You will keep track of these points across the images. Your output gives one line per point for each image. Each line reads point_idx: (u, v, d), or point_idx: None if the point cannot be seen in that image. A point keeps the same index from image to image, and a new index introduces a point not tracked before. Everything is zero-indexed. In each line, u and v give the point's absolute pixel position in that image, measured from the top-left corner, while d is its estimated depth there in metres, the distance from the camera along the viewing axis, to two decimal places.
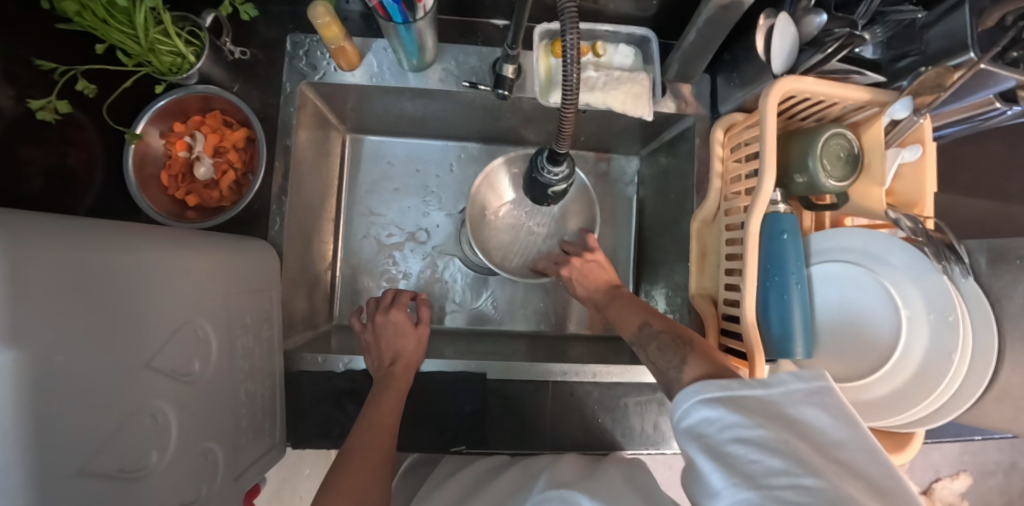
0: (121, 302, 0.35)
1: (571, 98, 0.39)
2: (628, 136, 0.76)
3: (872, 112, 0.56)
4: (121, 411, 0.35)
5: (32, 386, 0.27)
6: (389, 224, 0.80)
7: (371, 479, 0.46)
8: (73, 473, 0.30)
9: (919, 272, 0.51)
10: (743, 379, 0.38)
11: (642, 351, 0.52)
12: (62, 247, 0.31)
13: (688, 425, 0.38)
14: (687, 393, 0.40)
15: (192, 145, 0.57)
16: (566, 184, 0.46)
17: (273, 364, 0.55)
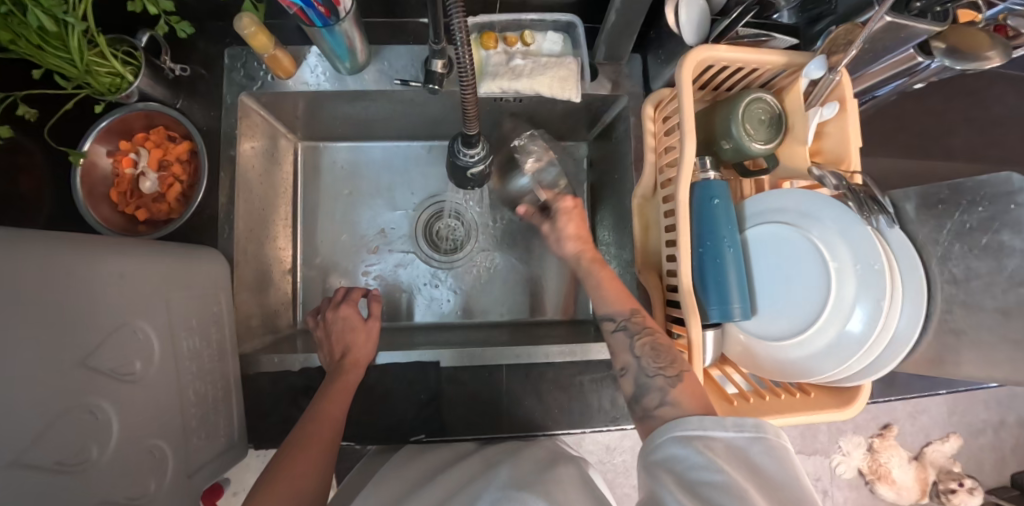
0: (56, 303, 0.37)
1: (469, 82, 0.41)
2: (572, 122, 0.77)
3: (792, 75, 0.57)
4: (57, 409, 0.36)
5: None
6: (348, 228, 0.81)
7: (315, 467, 0.48)
8: (13, 463, 0.32)
9: (846, 225, 0.52)
10: (717, 421, 0.41)
11: (627, 340, 0.52)
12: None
13: (657, 456, 0.41)
14: (663, 426, 0.43)
15: (137, 161, 0.59)
16: (484, 165, 0.47)
17: (226, 365, 0.56)
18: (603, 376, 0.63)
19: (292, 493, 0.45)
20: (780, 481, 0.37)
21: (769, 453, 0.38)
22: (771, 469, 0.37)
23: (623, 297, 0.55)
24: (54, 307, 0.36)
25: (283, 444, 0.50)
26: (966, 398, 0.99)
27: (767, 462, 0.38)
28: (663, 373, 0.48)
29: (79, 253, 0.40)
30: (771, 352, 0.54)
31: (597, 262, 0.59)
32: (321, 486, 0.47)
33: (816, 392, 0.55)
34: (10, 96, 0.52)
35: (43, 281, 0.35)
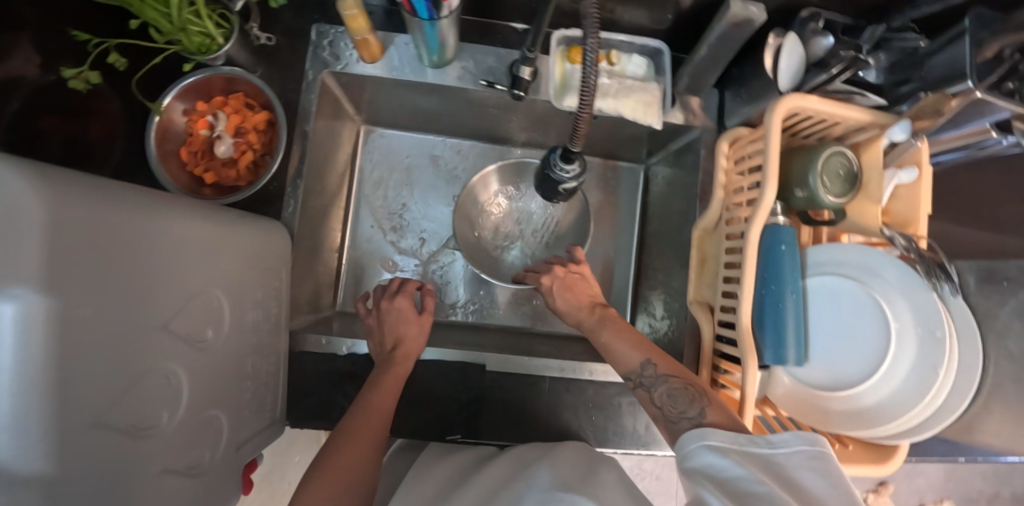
0: (143, 265, 0.37)
1: (587, 101, 0.41)
2: (635, 144, 0.78)
3: (872, 134, 0.58)
4: (133, 372, 0.36)
5: (58, 337, 0.29)
6: (398, 217, 0.81)
7: (365, 455, 0.48)
8: (90, 424, 0.32)
9: (910, 287, 0.53)
10: (751, 436, 0.42)
11: (647, 395, 0.51)
12: (90, 205, 0.32)
13: (692, 466, 0.41)
14: (693, 436, 0.43)
15: (214, 124, 0.59)
16: (576, 183, 0.48)
17: (279, 340, 0.56)
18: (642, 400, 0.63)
19: (341, 482, 0.45)
20: (818, 492, 0.37)
21: (808, 466, 0.39)
22: (810, 480, 0.38)
23: (636, 347, 0.55)
24: (136, 271, 0.36)
25: (334, 430, 0.49)
26: (965, 470, 1.01)
27: (806, 475, 0.38)
28: (686, 416, 0.47)
29: (162, 216, 0.39)
30: (819, 401, 0.55)
31: (596, 322, 0.61)
32: (372, 476, 0.47)
33: (854, 445, 0.56)
34: (105, 42, 0.52)
35: (125, 244, 0.35)
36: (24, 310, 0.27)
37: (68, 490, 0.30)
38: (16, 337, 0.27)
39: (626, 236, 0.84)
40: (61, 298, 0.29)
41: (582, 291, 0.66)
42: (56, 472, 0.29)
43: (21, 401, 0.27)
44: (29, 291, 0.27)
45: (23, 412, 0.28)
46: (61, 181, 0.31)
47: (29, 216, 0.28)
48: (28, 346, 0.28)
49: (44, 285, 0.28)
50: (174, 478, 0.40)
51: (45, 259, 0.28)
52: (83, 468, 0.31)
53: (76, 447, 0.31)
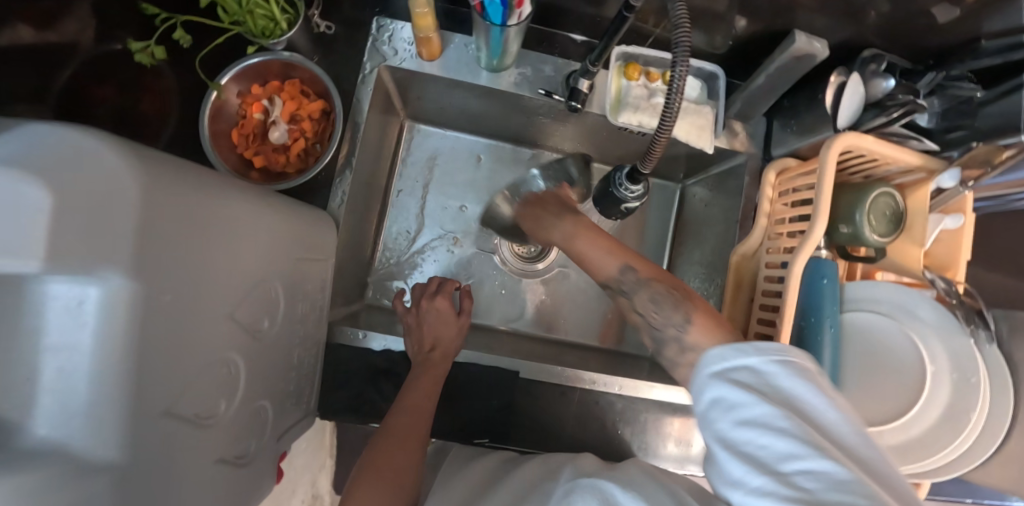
0: (217, 252, 0.36)
1: (668, 124, 0.41)
2: (676, 164, 0.78)
3: (919, 177, 0.58)
4: (200, 360, 0.36)
5: (141, 324, 0.29)
6: (432, 214, 0.80)
7: (413, 454, 0.48)
8: (161, 412, 0.32)
9: (948, 332, 0.54)
10: (737, 348, 0.37)
11: (631, 300, 0.51)
12: (176, 191, 0.32)
13: (701, 401, 0.37)
14: (704, 364, 0.39)
15: (269, 109, 0.59)
16: (639, 203, 0.48)
17: (319, 332, 0.56)
18: (668, 418, 0.64)
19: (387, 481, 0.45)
20: (821, 410, 0.32)
21: (785, 373, 0.34)
22: (800, 390, 0.33)
23: (610, 254, 0.53)
24: (209, 259, 0.35)
25: (378, 428, 0.50)
26: None
27: (790, 384, 0.34)
28: (672, 324, 0.46)
29: (232, 205, 0.38)
30: None
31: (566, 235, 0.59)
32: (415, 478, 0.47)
33: None
34: (172, 18, 0.51)
35: (200, 233, 0.34)
36: (108, 295, 0.27)
37: (136, 482, 0.29)
38: (100, 323, 0.27)
39: (656, 253, 0.85)
40: (145, 284, 0.29)
41: (544, 210, 0.64)
42: (127, 462, 0.29)
43: (99, 388, 0.27)
44: (115, 277, 0.27)
45: (106, 397, 0.27)
46: (154, 166, 0.30)
47: (124, 202, 0.27)
48: (109, 333, 0.27)
49: (132, 270, 0.28)
50: (226, 468, 0.40)
51: (136, 245, 0.28)
52: (150, 457, 0.31)
53: (147, 435, 0.30)
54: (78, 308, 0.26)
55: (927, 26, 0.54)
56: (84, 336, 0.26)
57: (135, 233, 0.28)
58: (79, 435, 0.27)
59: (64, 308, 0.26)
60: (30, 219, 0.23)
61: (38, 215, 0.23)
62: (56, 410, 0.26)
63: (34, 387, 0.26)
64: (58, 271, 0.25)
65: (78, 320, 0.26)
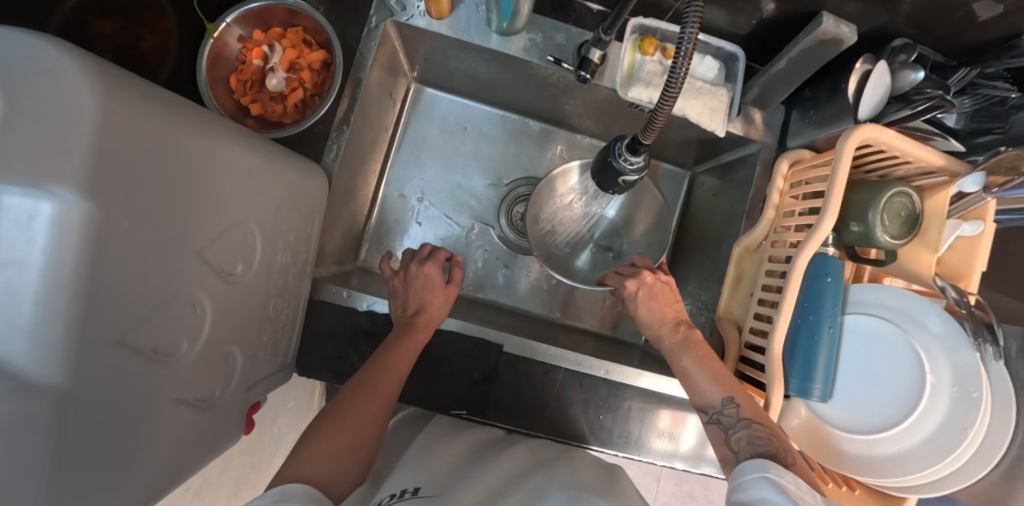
0: (188, 186, 0.35)
1: (673, 94, 0.38)
2: (688, 149, 0.75)
3: (941, 180, 0.55)
4: (161, 295, 0.35)
5: (94, 245, 0.28)
6: (435, 182, 0.79)
7: (374, 417, 0.47)
8: (111, 341, 0.31)
9: (953, 344, 0.51)
10: (814, 491, 0.39)
11: (723, 433, 0.49)
12: (140, 115, 0.30)
13: (742, 497, 0.40)
14: (755, 469, 0.42)
15: (268, 56, 0.57)
16: (638, 176, 0.46)
17: (301, 286, 0.55)
18: (653, 408, 0.62)
19: (344, 442, 0.44)
20: None
21: None
22: None
23: (716, 381, 0.52)
24: (179, 194, 0.34)
25: (347, 385, 0.49)
26: None
27: None
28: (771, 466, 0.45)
29: (208, 143, 0.37)
30: (835, 440, 0.54)
31: (689, 342, 0.57)
32: (372, 443, 0.46)
33: (861, 491, 0.54)
34: None
35: (169, 164, 0.33)
36: (60, 213, 0.26)
37: (81, 406, 0.29)
38: (51, 240, 0.26)
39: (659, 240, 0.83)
40: (102, 207, 0.28)
41: (669, 303, 0.62)
42: (70, 385, 0.28)
43: (46, 305, 0.26)
44: (70, 194, 0.26)
45: (47, 317, 0.26)
46: (118, 88, 0.29)
47: (79, 120, 0.26)
48: (60, 252, 0.26)
49: (88, 190, 0.27)
50: (184, 409, 0.40)
51: (90, 163, 0.27)
52: (97, 387, 0.30)
53: (96, 362, 0.30)
54: (29, 223, 0.25)
55: (967, 20, 0.50)
56: (34, 252, 0.26)
57: (90, 152, 0.27)
58: (23, 352, 0.26)
59: (13, 220, 0.25)
60: None
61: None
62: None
63: None
64: (6, 180, 0.24)
65: (30, 234, 0.25)
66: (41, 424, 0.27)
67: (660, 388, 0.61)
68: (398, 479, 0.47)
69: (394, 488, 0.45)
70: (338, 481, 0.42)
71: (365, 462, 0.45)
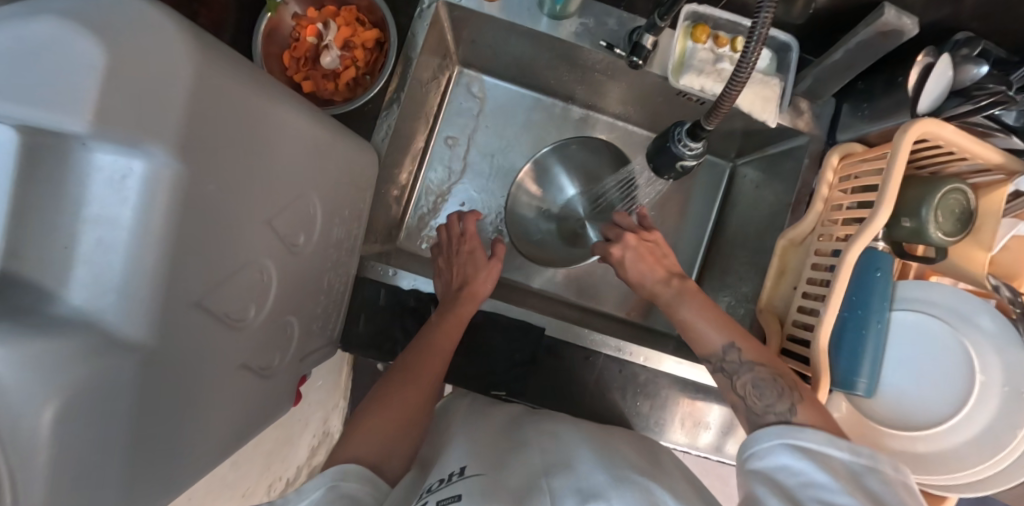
0: (264, 154, 0.36)
1: (740, 81, 0.38)
2: (731, 140, 0.75)
3: (996, 178, 0.54)
4: (236, 260, 0.35)
5: (181, 205, 0.28)
6: (475, 166, 0.79)
7: (418, 393, 0.50)
8: (190, 302, 0.32)
9: (1004, 344, 0.51)
10: (838, 444, 0.39)
11: (727, 379, 0.50)
12: (228, 79, 0.31)
13: (764, 462, 0.40)
14: (769, 434, 0.42)
15: (322, 34, 0.57)
16: (696, 162, 0.46)
17: (351, 262, 0.56)
18: (691, 397, 0.64)
19: (390, 423, 0.46)
20: None
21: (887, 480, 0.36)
22: (886, 492, 0.35)
23: (721, 328, 0.52)
24: (257, 162, 0.35)
25: (393, 369, 0.51)
26: None
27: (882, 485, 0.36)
28: (771, 408, 0.45)
29: (282, 113, 0.37)
30: (878, 437, 0.54)
31: (684, 294, 0.57)
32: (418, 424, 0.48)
33: None
34: None
35: (252, 132, 0.34)
36: (151, 172, 0.27)
37: (161, 364, 0.30)
38: (142, 198, 0.27)
39: (696, 231, 0.83)
40: (189, 167, 0.28)
41: (659, 261, 0.62)
42: (151, 342, 0.29)
43: (136, 262, 0.27)
44: (161, 154, 0.26)
45: (135, 273, 0.27)
46: (210, 52, 0.29)
47: (177, 80, 0.26)
48: (149, 211, 0.27)
49: (177, 149, 0.27)
50: (249, 375, 0.41)
51: (182, 123, 0.27)
52: (176, 348, 0.31)
53: (178, 322, 0.31)
54: (121, 182, 0.26)
55: None
56: (125, 209, 0.27)
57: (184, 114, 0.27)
58: (111, 307, 0.27)
59: (108, 178, 0.26)
60: (81, 73, 0.22)
61: (84, 72, 0.22)
62: (89, 279, 0.27)
63: (73, 255, 0.26)
64: (101, 140, 0.24)
65: (122, 192, 0.26)
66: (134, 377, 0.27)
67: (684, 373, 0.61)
68: (447, 461, 0.44)
69: (441, 472, 0.42)
70: (386, 460, 0.43)
71: (411, 442, 0.47)
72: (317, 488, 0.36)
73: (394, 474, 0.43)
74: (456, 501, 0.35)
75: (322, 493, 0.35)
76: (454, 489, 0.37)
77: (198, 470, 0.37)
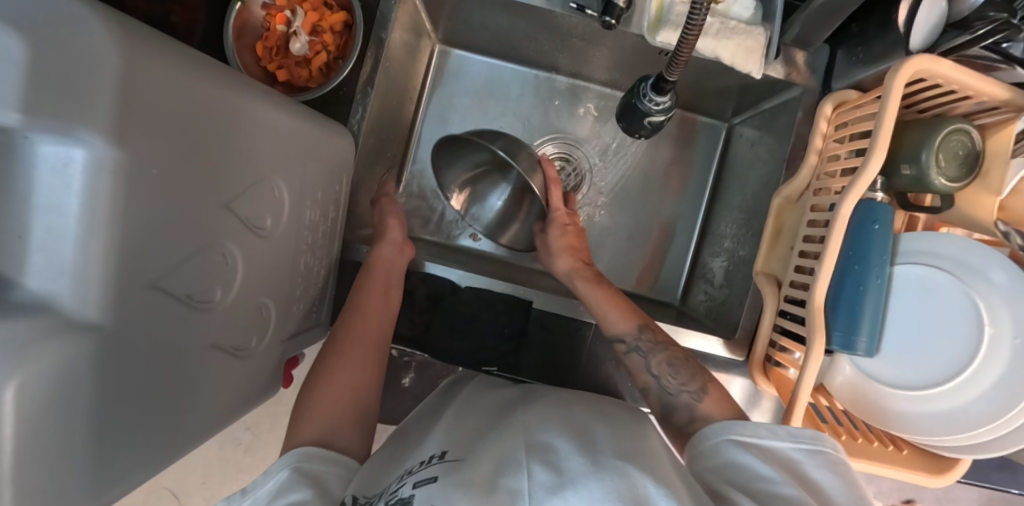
0: (214, 136, 0.36)
1: (696, 26, 0.35)
2: (724, 99, 0.73)
3: (1004, 117, 0.50)
4: (195, 243, 0.36)
5: (126, 191, 0.29)
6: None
7: (363, 351, 0.51)
8: (148, 285, 0.32)
9: (1016, 293, 0.47)
10: (772, 429, 0.40)
11: (643, 359, 0.51)
12: (165, 64, 0.31)
13: (712, 461, 0.40)
14: (715, 430, 0.42)
15: (291, 20, 0.57)
16: (665, 117, 0.44)
17: (332, 244, 0.58)
18: None
19: (341, 392, 0.47)
20: (832, 490, 0.36)
21: (826, 466, 0.37)
22: (825, 479, 0.36)
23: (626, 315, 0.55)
24: (207, 144, 0.35)
25: (330, 345, 0.51)
26: (1009, 500, 0.86)
27: (823, 473, 0.37)
28: (686, 388, 0.47)
29: (230, 95, 0.37)
30: (882, 398, 0.51)
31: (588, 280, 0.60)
32: (368, 384, 0.49)
33: (909, 450, 0.52)
34: None
35: (200, 117, 0.34)
36: (93, 158, 0.27)
37: (122, 349, 0.31)
38: (87, 184, 0.27)
39: (694, 197, 0.81)
40: (128, 151, 0.28)
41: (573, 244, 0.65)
42: (112, 326, 0.30)
43: (85, 249, 0.28)
44: (98, 140, 0.27)
45: (82, 259, 0.28)
46: (140, 37, 0.30)
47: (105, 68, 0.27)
48: (96, 196, 0.27)
49: (115, 136, 0.27)
50: (223, 356, 0.42)
51: (118, 109, 0.27)
52: (138, 331, 0.32)
53: (135, 306, 0.32)
54: (66, 168, 0.27)
55: None
56: (73, 196, 0.27)
57: (117, 98, 0.27)
58: (67, 292, 0.28)
59: (52, 165, 0.26)
60: (7, 70, 0.23)
61: (8, 67, 0.23)
62: (45, 265, 0.27)
63: (27, 243, 0.27)
64: (39, 126, 0.25)
65: (67, 180, 0.27)
66: (87, 360, 0.28)
67: (704, 348, 0.64)
68: (427, 443, 0.42)
69: (424, 454, 0.40)
70: (341, 433, 0.44)
71: (367, 407, 0.48)
72: (280, 470, 0.38)
73: (354, 441, 0.45)
74: (429, 484, 0.34)
75: (287, 474, 0.38)
76: (429, 471, 0.37)
77: (178, 450, 0.39)
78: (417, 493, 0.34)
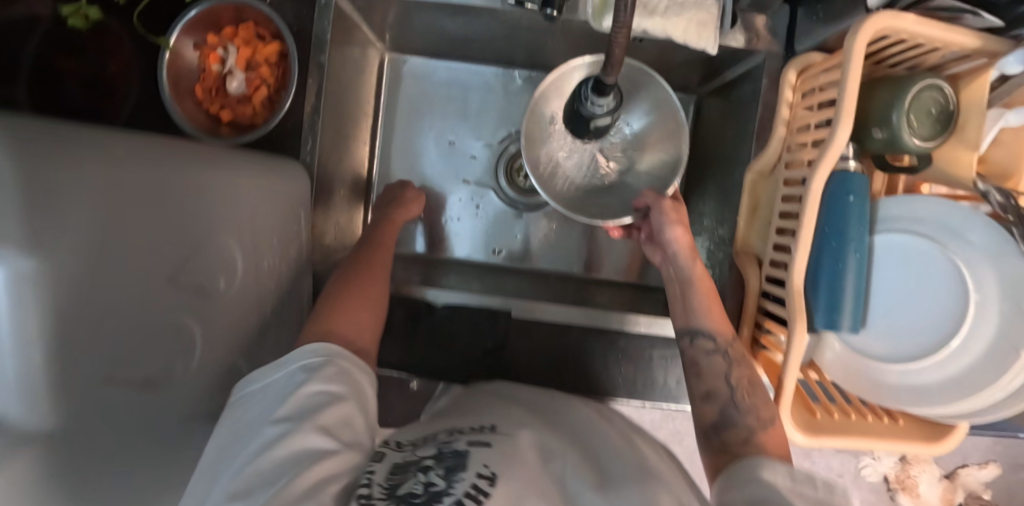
0: (142, 214, 0.34)
1: (624, 20, 0.32)
2: (688, 71, 0.69)
3: (978, 64, 0.47)
4: (142, 324, 0.35)
5: (55, 296, 0.27)
6: (429, 148, 0.77)
7: (371, 298, 0.54)
8: (97, 377, 0.31)
9: (999, 253, 0.44)
10: (810, 476, 0.37)
11: (724, 366, 0.50)
12: (76, 154, 0.29)
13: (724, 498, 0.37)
14: (741, 470, 0.39)
15: (224, 59, 0.55)
16: (610, 118, 0.42)
17: (299, 282, 0.57)
18: (674, 354, 0.62)
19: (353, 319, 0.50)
20: None
21: None
22: None
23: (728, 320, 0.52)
24: (135, 222, 0.34)
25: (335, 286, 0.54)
26: None
27: None
28: (756, 411, 0.46)
29: (156, 160, 0.36)
30: (872, 373, 0.50)
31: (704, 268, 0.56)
32: (372, 335, 0.51)
33: (905, 420, 0.52)
34: None
35: (126, 192, 0.33)
36: (14, 272, 0.25)
37: (78, 454, 0.30)
38: (12, 297, 0.24)
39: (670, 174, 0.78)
40: (50, 258, 0.27)
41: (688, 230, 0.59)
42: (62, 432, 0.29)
43: (26, 362, 0.25)
44: (11, 252, 0.24)
45: (23, 376, 0.26)
46: (37, 133, 0.28)
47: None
48: (24, 310, 0.25)
49: (28, 246, 0.25)
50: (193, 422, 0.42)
51: (22, 220, 0.25)
52: (93, 430, 0.31)
53: (87, 404, 0.30)
54: None
55: None
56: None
57: (22, 204, 0.25)
58: (15, 408, 0.26)
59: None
60: None
61: None
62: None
63: None
64: None
65: None
66: (42, 475, 0.27)
67: None
68: (455, 438, 0.42)
69: (455, 445, 0.41)
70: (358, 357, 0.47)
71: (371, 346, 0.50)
72: (297, 385, 0.41)
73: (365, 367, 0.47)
74: (488, 481, 0.34)
75: (302, 390, 0.40)
76: (473, 465, 0.36)
77: None
78: (471, 451, 0.39)
